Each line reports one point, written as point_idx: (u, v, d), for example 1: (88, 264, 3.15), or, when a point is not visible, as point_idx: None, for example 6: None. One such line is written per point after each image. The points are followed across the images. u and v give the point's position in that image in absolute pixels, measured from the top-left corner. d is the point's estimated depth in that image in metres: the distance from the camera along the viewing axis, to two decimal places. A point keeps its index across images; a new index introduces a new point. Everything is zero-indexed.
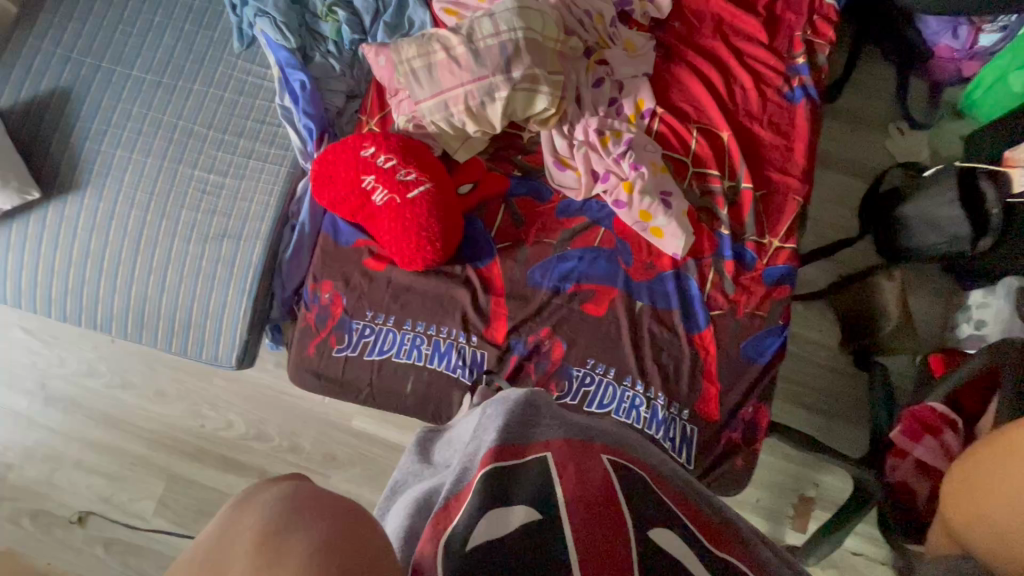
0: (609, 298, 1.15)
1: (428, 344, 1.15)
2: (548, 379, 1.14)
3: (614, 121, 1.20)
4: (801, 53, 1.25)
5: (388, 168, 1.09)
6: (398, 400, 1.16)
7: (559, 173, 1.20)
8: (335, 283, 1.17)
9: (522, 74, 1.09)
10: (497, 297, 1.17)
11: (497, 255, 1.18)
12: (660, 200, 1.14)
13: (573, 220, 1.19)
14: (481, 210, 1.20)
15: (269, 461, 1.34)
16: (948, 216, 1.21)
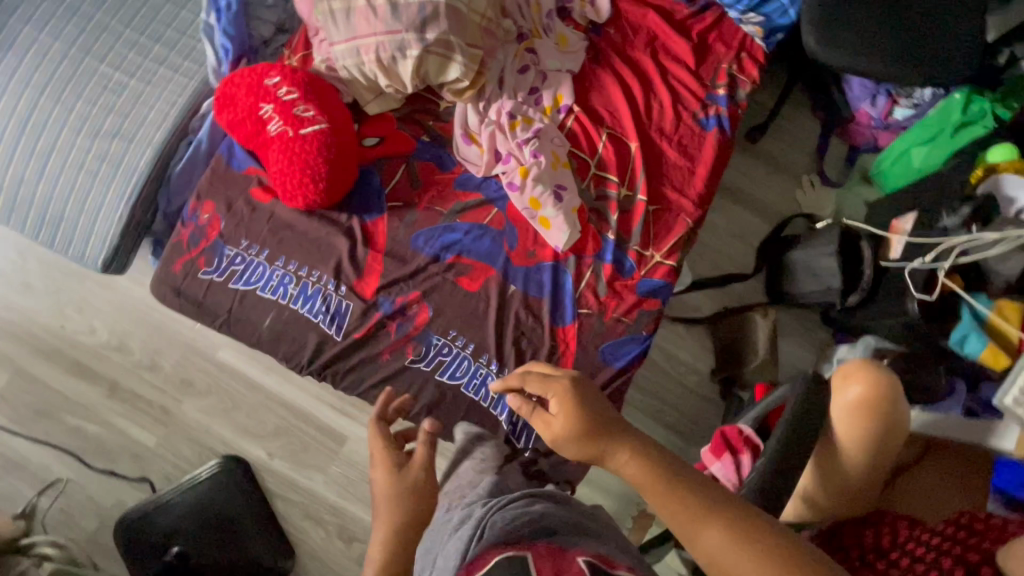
0: (485, 276, 1.17)
1: (295, 284, 1.15)
2: (407, 341, 1.14)
3: (529, 108, 1.22)
4: (722, 83, 1.25)
5: (288, 101, 1.10)
6: (254, 332, 1.15)
7: (465, 147, 1.21)
8: (216, 206, 1.18)
9: (435, 38, 1.11)
10: (375, 252, 1.17)
11: (386, 213, 1.18)
12: (552, 191, 1.16)
13: (468, 195, 1.20)
14: (381, 165, 1.21)
15: (123, 374, 1.31)
16: (825, 267, 1.26)
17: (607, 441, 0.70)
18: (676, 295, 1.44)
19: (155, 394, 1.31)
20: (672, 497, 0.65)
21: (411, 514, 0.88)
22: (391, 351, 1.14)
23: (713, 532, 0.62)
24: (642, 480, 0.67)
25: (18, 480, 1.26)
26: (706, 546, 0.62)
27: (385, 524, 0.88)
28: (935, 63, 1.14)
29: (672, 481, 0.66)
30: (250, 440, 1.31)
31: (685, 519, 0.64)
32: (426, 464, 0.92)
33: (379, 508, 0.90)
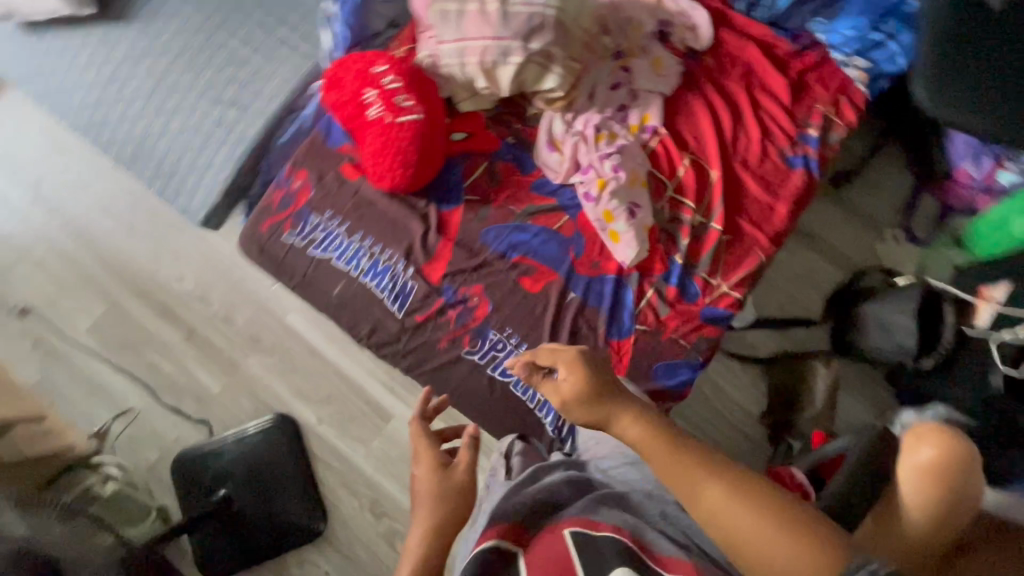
0: (548, 279, 1.19)
1: (368, 259, 1.21)
2: (465, 332, 1.19)
3: (615, 124, 1.24)
4: (814, 124, 1.24)
5: (391, 90, 1.14)
6: (327, 305, 1.22)
7: (546, 152, 1.24)
8: (309, 175, 1.24)
9: (539, 48, 1.15)
10: (446, 241, 1.21)
11: (462, 204, 1.23)
12: (627, 207, 1.17)
13: (543, 199, 1.23)
14: (464, 159, 1.25)
15: (201, 322, 1.42)
16: (902, 326, 1.21)
17: (608, 403, 0.81)
18: (737, 331, 1.41)
19: (227, 345, 1.41)
20: (676, 450, 0.73)
21: (451, 506, 0.92)
22: (451, 344, 1.20)
23: (710, 482, 0.67)
24: (640, 436, 0.77)
25: (97, 402, 1.38)
26: (701, 496, 0.67)
27: (425, 517, 0.91)
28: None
29: (667, 437, 0.75)
30: (303, 403, 1.39)
31: (682, 467, 0.71)
32: (469, 461, 0.96)
33: (418, 500, 0.94)
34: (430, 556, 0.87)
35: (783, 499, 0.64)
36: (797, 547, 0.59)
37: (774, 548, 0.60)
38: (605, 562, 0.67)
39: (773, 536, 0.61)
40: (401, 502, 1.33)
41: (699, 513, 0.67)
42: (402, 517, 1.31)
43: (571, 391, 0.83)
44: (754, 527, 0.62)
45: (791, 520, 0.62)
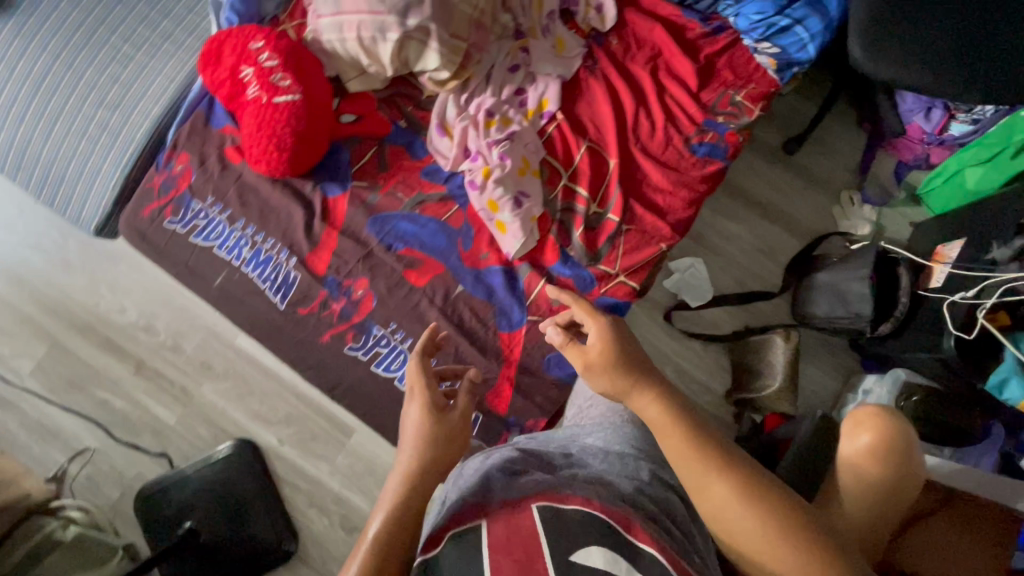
0: (432, 270, 1.17)
1: (250, 248, 1.18)
2: (348, 326, 1.16)
3: (510, 109, 1.22)
4: (723, 110, 1.23)
5: (268, 67, 1.11)
6: (266, 329, 1.18)
7: (438, 138, 1.21)
8: (190, 158, 1.20)
9: (416, 25, 1.08)
10: (331, 228, 1.18)
11: (349, 190, 1.20)
12: (512, 197, 1.15)
13: (433, 186, 1.20)
14: (352, 144, 1.22)
15: (149, 354, 1.38)
16: (856, 293, 1.19)
17: (637, 377, 0.74)
18: (694, 310, 1.39)
19: (178, 375, 1.37)
20: (696, 436, 0.67)
21: (446, 447, 0.85)
22: (398, 361, 1.15)
23: (720, 484, 0.63)
24: (657, 418, 0.71)
25: (51, 447, 1.34)
26: (708, 493, 0.64)
27: (418, 451, 0.84)
28: (1007, 71, 1.02)
29: (679, 420, 0.70)
30: (262, 425, 1.36)
31: (696, 463, 0.65)
32: (465, 407, 0.91)
33: (411, 436, 0.87)
34: (419, 488, 0.80)
35: (800, 505, 0.62)
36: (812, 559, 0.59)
37: (781, 556, 0.60)
38: (574, 537, 0.58)
39: (783, 545, 0.60)
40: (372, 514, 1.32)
41: (705, 510, 0.64)
42: None
43: (597, 358, 0.78)
44: (765, 535, 0.60)
45: (804, 532, 0.60)
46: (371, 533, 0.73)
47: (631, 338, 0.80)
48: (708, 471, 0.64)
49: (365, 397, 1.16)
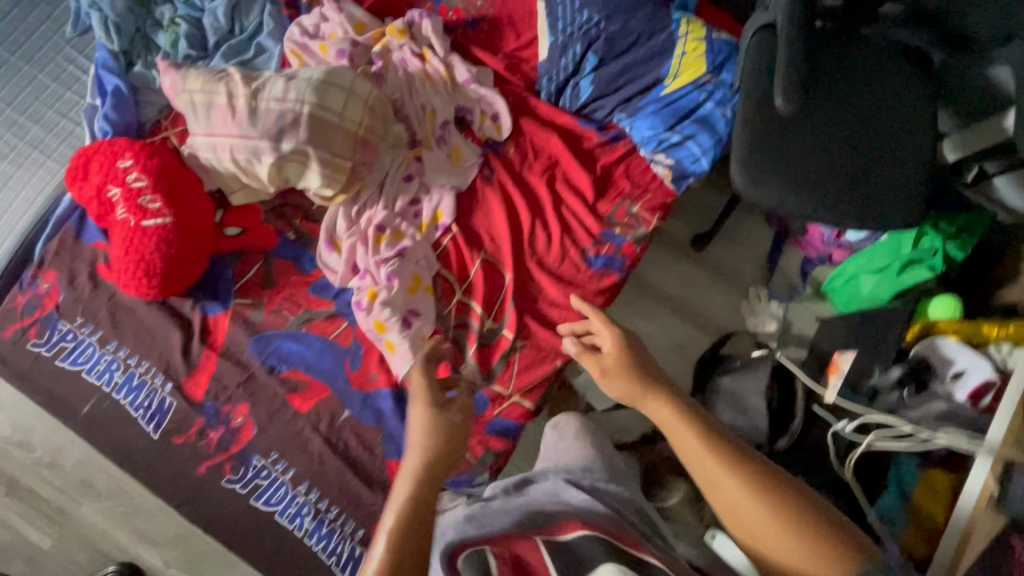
0: (318, 393, 1.12)
1: (122, 373, 1.11)
2: (225, 456, 1.10)
3: (402, 222, 1.18)
4: (619, 221, 1.22)
5: (136, 188, 1.06)
6: (136, 460, 1.10)
7: (327, 252, 1.16)
8: (58, 277, 1.13)
9: (292, 148, 1.03)
10: (210, 350, 1.12)
11: (230, 308, 1.14)
12: (400, 318, 1.11)
13: (321, 303, 1.16)
14: (235, 257, 1.16)
15: (23, 473, 1.28)
16: (755, 405, 1.19)
17: (652, 389, 0.89)
18: (603, 413, 1.36)
19: (54, 494, 1.28)
20: (709, 434, 0.78)
21: (447, 449, 0.89)
22: (279, 494, 1.09)
23: (727, 483, 0.72)
24: (669, 421, 0.83)
25: None
26: (714, 483, 0.74)
27: (420, 452, 0.88)
28: (885, 202, 1.04)
29: (692, 419, 0.81)
30: (146, 547, 1.27)
31: (705, 456, 0.76)
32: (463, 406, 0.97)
33: (417, 436, 0.91)
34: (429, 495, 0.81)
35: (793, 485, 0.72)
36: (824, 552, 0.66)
37: (782, 540, 0.68)
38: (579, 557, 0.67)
39: (783, 528, 0.68)
40: None
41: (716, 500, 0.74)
42: None
43: (619, 374, 0.95)
44: (766, 517, 0.69)
45: (802, 514, 0.68)
46: (378, 552, 0.73)
47: (645, 362, 0.96)
48: (712, 462, 0.75)
49: (244, 531, 1.09)
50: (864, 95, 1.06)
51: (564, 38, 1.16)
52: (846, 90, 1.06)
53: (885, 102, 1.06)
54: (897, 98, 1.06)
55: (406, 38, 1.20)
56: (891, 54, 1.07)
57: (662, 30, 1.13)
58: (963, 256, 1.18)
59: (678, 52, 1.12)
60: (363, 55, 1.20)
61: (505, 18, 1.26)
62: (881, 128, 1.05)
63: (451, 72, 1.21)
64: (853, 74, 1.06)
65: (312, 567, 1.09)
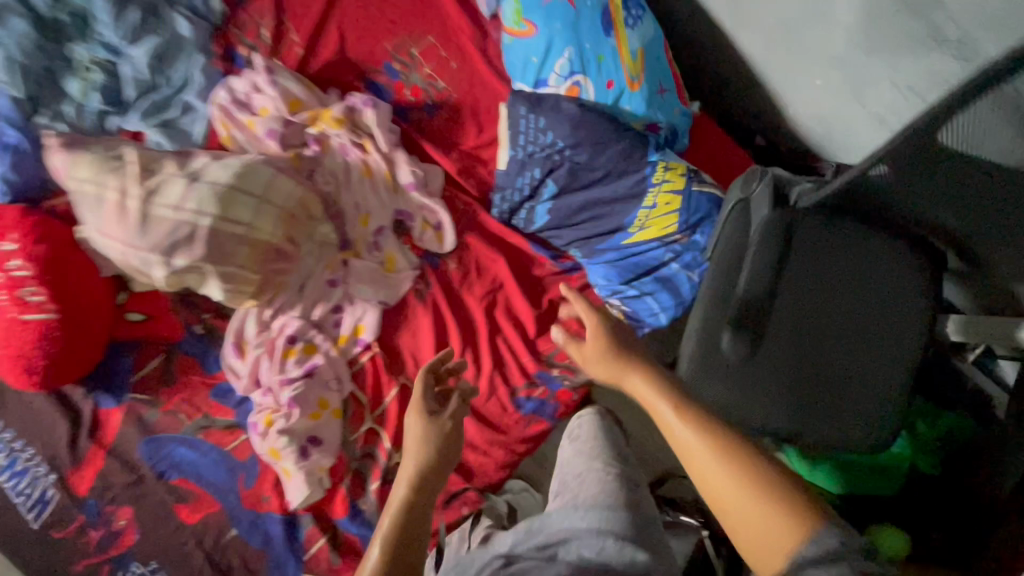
0: (207, 508, 1.06)
1: (6, 456, 1.07)
2: (104, 558, 1.05)
3: (318, 334, 1.07)
4: (559, 362, 1.10)
5: (18, 276, 0.95)
6: (15, 545, 1.06)
7: (231, 358, 1.06)
8: None
9: (186, 264, 0.91)
10: (98, 445, 1.06)
11: (124, 404, 1.06)
12: (297, 447, 1.02)
13: (220, 409, 1.07)
14: (134, 348, 1.07)
15: None
16: None
17: (627, 360, 0.73)
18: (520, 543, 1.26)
19: None
20: (686, 410, 0.64)
21: (449, 444, 0.79)
22: None
23: (683, 438, 0.62)
24: (642, 397, 0.70)
25: None
26: (691, 460, 0.61)
27: (415, 464, 0.76)
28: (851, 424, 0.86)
29: (675, 394, 0.67)
30: None
31: (688, 411, 0.64)
32: (457, 412, 0.82)
33: (408, 446, 0.79)
34: (419, 502, 0.73)
35: (777, 475, 0.57)
36: (790, 524, 0.54)
37: (740, 501, 0.57)
38: None
39: (766, 505, 0.55)
40: None
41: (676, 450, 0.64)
42: None
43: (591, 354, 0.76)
44: (718, 477, 0.58)
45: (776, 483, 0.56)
46: (371, 559, 0.65)
47: (624, 327, 0.77)
48: (681, 438, 0.63)
49: None
50: (848, 305, 0.87)
51: (523, 156, 0.98)
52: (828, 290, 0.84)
53: (873, 310, 0.86)
54: (891, 313, 0.86)
55: (345, 126, 1.04)
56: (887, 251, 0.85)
57: (636, 169, 0.95)
58: (935, 474, 1.04)
59: (648, 201, 0.95)
60: (296, 135, 1.05)
61: (468, 107, 1.08)
62: (866, 331, 0.86)
63: (394, 170, 1.05)
64: (834, 275, 0.87)
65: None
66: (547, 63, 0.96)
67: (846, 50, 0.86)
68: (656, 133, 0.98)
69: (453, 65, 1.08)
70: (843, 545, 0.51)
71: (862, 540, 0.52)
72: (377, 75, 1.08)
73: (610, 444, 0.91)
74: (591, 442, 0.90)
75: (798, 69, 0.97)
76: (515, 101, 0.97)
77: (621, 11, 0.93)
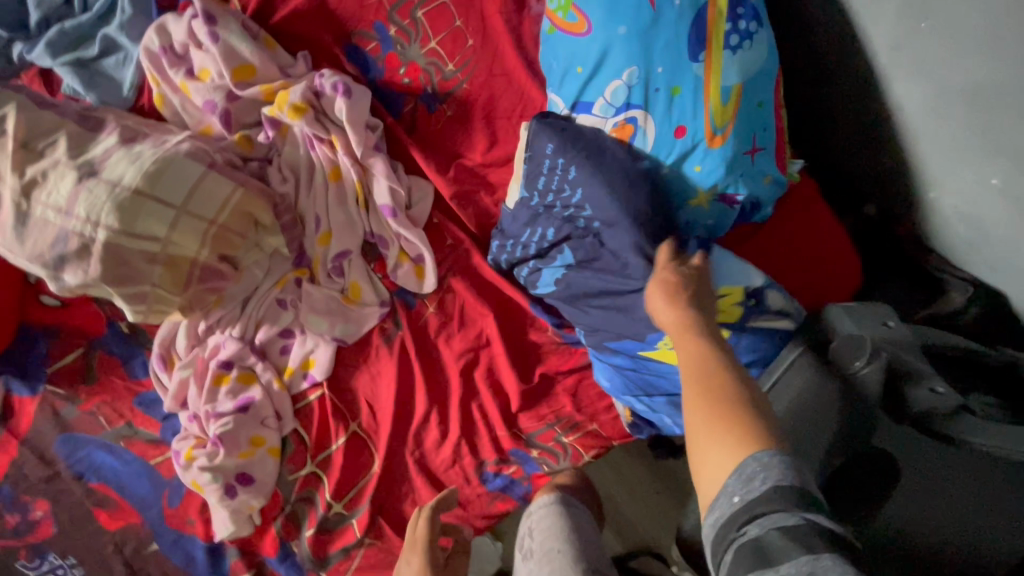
0: (128, 517, 0.96)
1: None
2: (21, 543, 0.98)
3: (259, 362, 0.89)
4: (541, 444, 0.86)
5: None
6: None
7: (158, 370, 0.89)
8: None
9: (77, 284, 0.70)
10: (12, 433, 0.94)
11: (39, 395, 0.93)
12: (222, 486, 0.88)
13: (146, 420, 0.93)
14: (52, 335, 0.92)
15: None
16: None
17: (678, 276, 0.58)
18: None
19: None
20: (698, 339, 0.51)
21: None
22: None
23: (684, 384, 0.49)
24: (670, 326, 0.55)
25: None
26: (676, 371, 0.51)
27: None
28: None
29: (699, 331, 0.52)
30: None
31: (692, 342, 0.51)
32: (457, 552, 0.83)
33: None
34: None
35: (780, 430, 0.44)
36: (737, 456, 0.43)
37: (701, 431, 0.46)
38: None
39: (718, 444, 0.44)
40: None
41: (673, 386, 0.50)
42: None
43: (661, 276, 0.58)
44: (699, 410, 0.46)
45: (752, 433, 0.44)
46: None
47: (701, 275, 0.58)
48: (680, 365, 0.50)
49: None
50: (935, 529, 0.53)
51: (538, 205, 0.72)
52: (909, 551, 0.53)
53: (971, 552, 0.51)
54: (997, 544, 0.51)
55: (306, 117, 0.76)
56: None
57: None
58: None
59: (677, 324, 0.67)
60: (249, 112, 0.80)
61: (481, 105, 0.79)
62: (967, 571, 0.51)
63: (368, 183, 0.81)
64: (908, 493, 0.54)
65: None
66: (595, 80, 0.66)
67: None
68: (732, 207, 0.68)
69: (469, 43, 0.77)
70: (802, 522, 0.38)
71: (819, 498, 0.40)
72: (365, 40, 0.79)
73: (576, 548, 0.71)
74: (550, 557, 0.70)
75: (961, 157, 0.65)
76: (539, 132, 0.69)
77: (723, 22, 0.61)
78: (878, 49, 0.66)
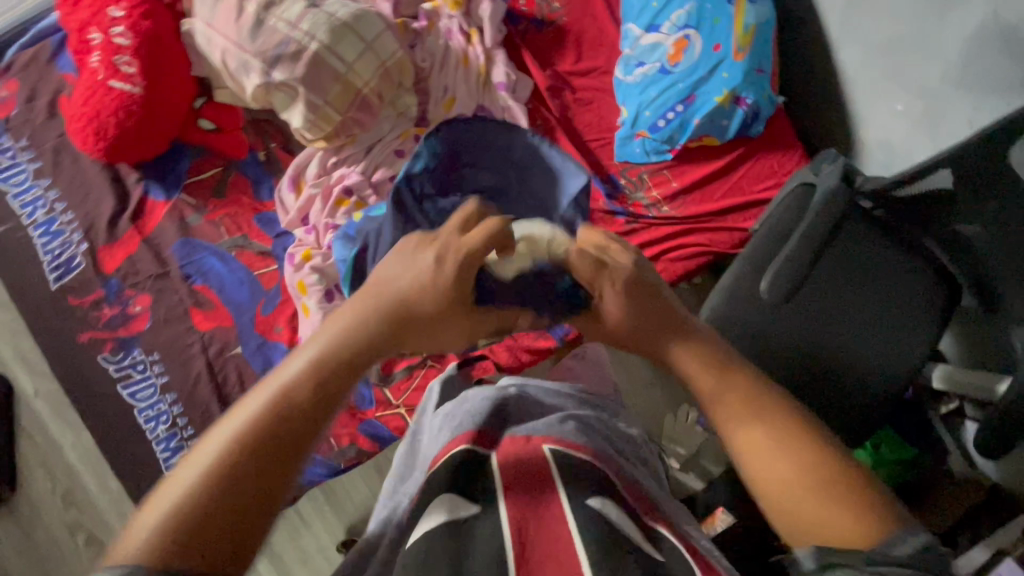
0: (221, 321, 1.08)
1: (45, 213, 1.11)
2: (111, 335, 1.09)
3: (373, 194, 1.07)
4: None
5: (116, 43, 0.99)
6: (32, 300, 1.11)
7: (287, 189, 1.10)
8: (21, 91, 1.14)
9: (282, 79, 0.95)
10: (137, 230, 1.10)
11: (171, 201, 1.11)
12: (325, 289, 1.03)
13: (261, 235, 1.11)
14: (198, 153, 1.12)
15: None
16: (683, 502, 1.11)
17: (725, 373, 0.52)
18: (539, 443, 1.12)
19: None
20: (768, 424, 0.48)
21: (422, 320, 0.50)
22: (144, 391, 1.08)
23: (786, 471, 0.45)
24: (742, 416, 0.49)
25: None
26: (776, 481, 0.45)
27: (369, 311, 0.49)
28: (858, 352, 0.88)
29: (788, 432, 0.47)
30: (24, 371, 1.31)
31: (792, 445, 0.46)
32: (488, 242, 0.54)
33: (401, 283, 0.50)
34: (278, 422, 0.42)
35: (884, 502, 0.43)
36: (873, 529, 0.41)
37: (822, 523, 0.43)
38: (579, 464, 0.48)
39: (813, 497, 0.43)
40: (96, 499, 1.29)
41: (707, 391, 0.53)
42: (92, 514, 1.27)
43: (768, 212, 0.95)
44: (771, 443, 0.47)
45: (807, 441, 0.46)
46: (241, 413, 0.43)
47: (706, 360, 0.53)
48: (767, 444, 0.47)
49: (99, 409, 1.10)
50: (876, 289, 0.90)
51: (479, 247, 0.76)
52: (821, 369, 0.87)
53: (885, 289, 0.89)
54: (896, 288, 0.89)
55: (460, 10, 1.11)
56: (932, 312, 0.88)
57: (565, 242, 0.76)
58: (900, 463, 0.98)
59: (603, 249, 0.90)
60: (411, 7, 1.12)
61: (574, 33, 1.15)
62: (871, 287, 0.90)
63: (489, 67, 1.11)
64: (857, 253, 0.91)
65: (147, 472, 1.08)
66: (665, 11, 1.05)
67: (936, 80, 0.92)
68: (741, 109, 1.03)
69: None
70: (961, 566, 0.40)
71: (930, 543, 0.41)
72: None
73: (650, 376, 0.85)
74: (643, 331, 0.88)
75: (882, 94, 1.03)
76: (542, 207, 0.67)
77: None
78: (832, 28, 1.08)
